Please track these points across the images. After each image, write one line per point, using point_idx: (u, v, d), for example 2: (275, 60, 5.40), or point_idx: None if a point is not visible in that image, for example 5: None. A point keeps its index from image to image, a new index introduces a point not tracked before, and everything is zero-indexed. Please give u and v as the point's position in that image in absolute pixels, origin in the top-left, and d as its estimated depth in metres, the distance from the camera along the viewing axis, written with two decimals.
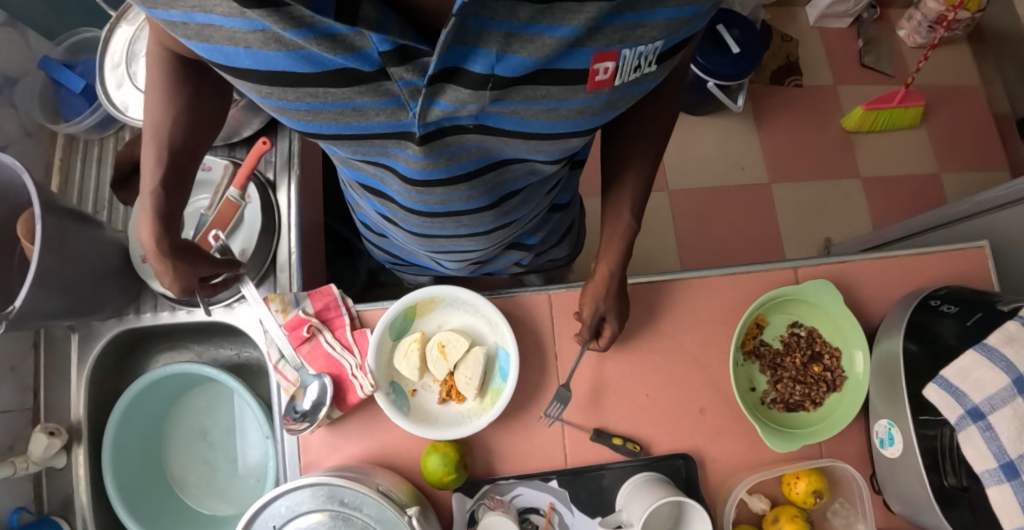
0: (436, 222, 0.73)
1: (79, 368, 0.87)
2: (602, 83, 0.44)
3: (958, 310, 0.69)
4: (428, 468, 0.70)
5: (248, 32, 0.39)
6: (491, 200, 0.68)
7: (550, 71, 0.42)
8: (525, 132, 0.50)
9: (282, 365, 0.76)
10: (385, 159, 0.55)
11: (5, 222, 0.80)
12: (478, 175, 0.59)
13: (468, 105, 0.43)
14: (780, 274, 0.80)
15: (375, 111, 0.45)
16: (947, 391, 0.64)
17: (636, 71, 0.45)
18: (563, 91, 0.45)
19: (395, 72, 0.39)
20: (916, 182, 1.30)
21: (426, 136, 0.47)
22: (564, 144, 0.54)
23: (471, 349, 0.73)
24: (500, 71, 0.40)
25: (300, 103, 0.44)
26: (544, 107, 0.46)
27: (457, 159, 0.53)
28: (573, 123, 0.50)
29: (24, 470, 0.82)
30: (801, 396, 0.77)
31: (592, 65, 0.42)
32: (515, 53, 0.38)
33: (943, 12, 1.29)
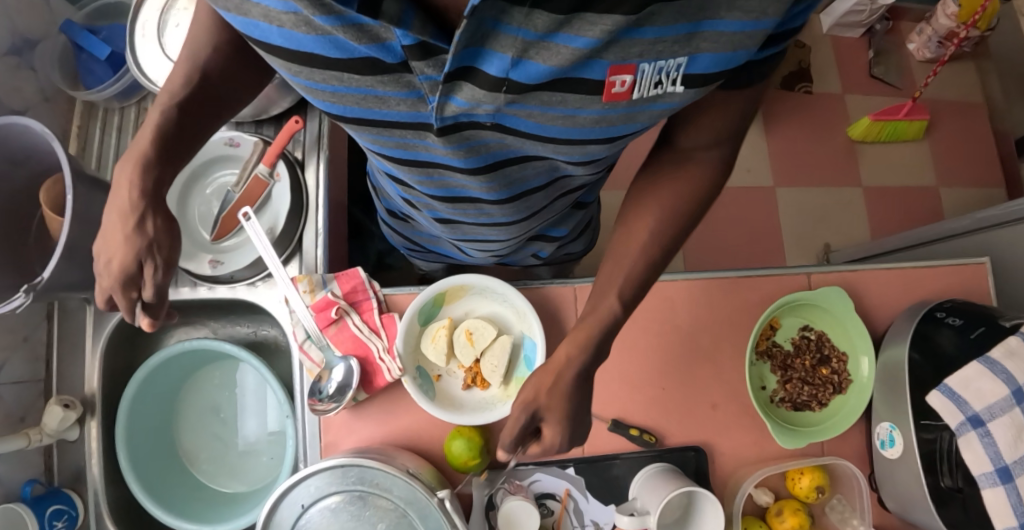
0: (459, 208, 0.73)
1: (94, 339, 0.87)
2: (619, 96, 0.42)
3: (961, 323, 0.73)
4: (452, 452, 0.73)
5: (282, 12, 0.39)
6: (511, 196, 0.66)
7: (567, 79, 0.40)
8: (547, 137, 0.47)
9: (307, 345, 0.77)
10: (404, 151, 0.53)
11: (26, 190, 0.79)
12: (500, 169, 0.56)
13: (484, 104, 0.41)
14: (794, 279, 0.83)
15: (397, 101, 0.44)
16: (949, 398, 0.67)
17: (657, 86, 0.42)
18: (579, 99, 0.42)
19: (417, 66, 0.38)
20: (914, 194, 1.35)
21: (443, 130, 0.45)
22: (584, 150, 0.51)
23: (498, 338, 0.76)
24: (516, 76, 0.38)
25: (325, 85, 0.44)
26: (560, 113, 0.44)
27: (475, 153, 0.51)
28: (592, 132, 0.47)
29: (37, 442, 0.82)
30: (809, 396, 0.80)
31: (608, 77, 0.40)
32: (531, 59, 0.37)
33: (954, 29, 1.30)
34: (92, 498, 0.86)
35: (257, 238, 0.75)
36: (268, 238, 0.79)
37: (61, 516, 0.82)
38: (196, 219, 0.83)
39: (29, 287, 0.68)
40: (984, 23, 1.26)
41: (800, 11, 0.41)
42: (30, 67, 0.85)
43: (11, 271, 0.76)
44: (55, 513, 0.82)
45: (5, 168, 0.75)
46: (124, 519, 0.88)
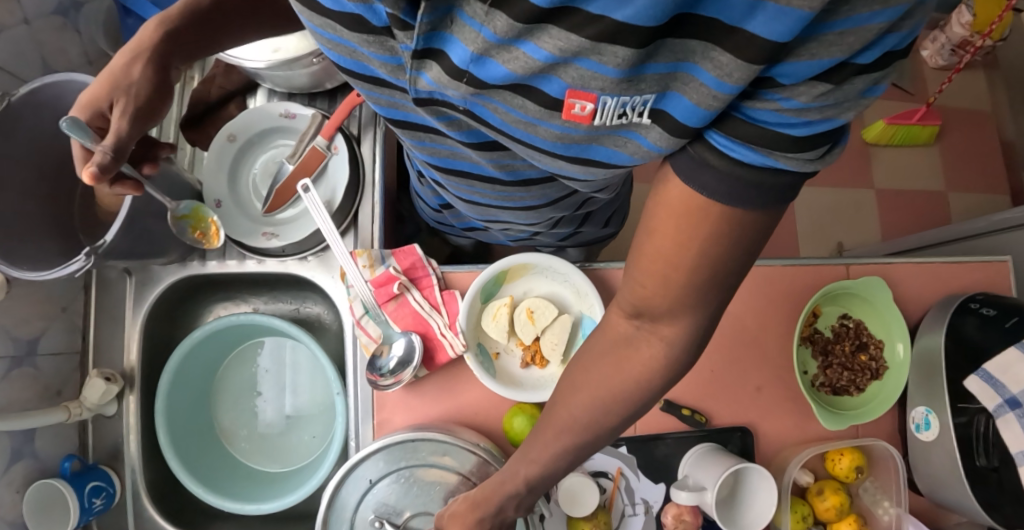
0: (459, 182, 0.65)
1: (135, 310, 0.83)
2: (579, 118, 0.39)
3: (995, 314, 0.74)
4: (514, 429, 0.75)
5: None
6: (512, 178, 0.60)
7: (525, 87, 0.38)
8: (515, 136, 0.45)
9: (364, 321, 0.78)
10: (395, 114, 0.51)
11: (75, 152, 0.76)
12: (492, 151, 0.53)
13: (448, 89, 0.40)
14: (835, 269, 0.86)
15: (378, 64, 0.43)
16: (987, 382, 0.71)
17: (621, 118, 0.39)
18: (538, 110, 0.40)
19: (398, 35, 0.37)
20: (925, 198, 1.40)
21: (420, 102, 0.44)
22: (555, 164, 0.48)
23: (559, 317, 0.78)
24: (476, 71, 0.37)
25: (319, 31, 0.43)
26: (520, 118, 0.41)
27: (460, 128, 0.49)
28: (555, 147, 0.44)
29: (77, 416, 0.78)
30: (847, 381, 0.83)
31: (566, 98, 0.38)
32: (492, 59, 0.36)
33: (967, 39, 1.36)
34: (129, 475, 0.81)
35: (315, 210, 0.76)
36: (328, 210, 0.79)
37: (99, 493, 0.78)
38: (247, 192, 0.82)
39: (92, 249, 0.65)
40: (999, 33, 1.33)
41: (799, 118, 0.33)
42: (76, 29, 0.83)
43: (58, 234, 0.72)
44: (94, 490, 0.77)
45: (56, 129, 0.72)
46: (161, 496, 0.84)
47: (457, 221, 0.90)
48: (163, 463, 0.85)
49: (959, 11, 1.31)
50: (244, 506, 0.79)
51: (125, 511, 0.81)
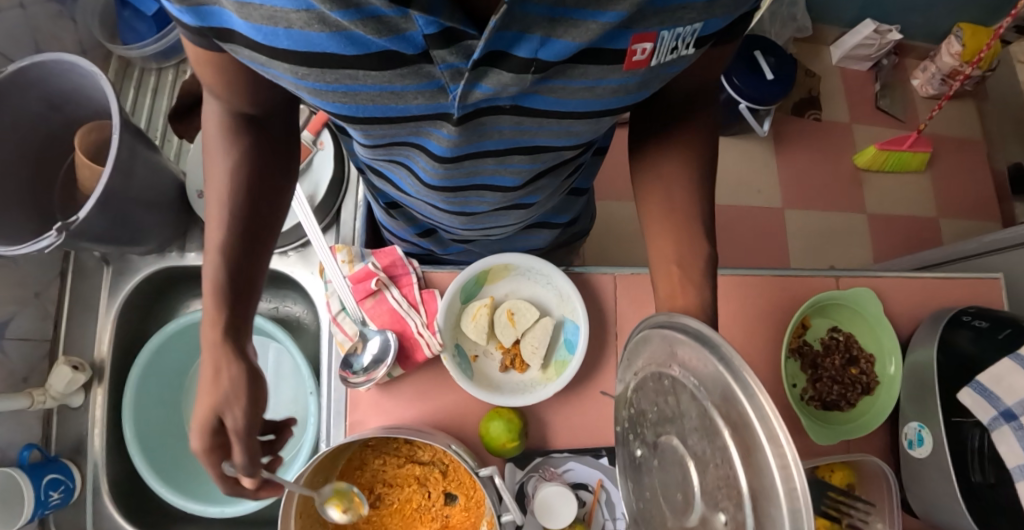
0: (458, 196, 0.64)
1: (109, 302, 0.80)
2: (638, 64, 0.44)
3: (988, 326, 0.72)
4: (489, 434, 0.72)
5: (292, 11, 0.36)
6: (504, 184, 0.62)
7: (592, 51, 0.41)
8: (561, 112, 0.49)
9: (341, 318, 0.76)
10: (416, 138, 0.51)
11: (59, 135, 0.75)
12: (510, 154, 0.55)
13: (509, 88, 0.41)
14: (824, 281, 0.85)
15: (414, 94, 0.42)
16: (980, 395, 0.68)
17: (673, 52, 0.44)
18: (600, 70, 0.44)
19: (438, 55, 0.37)
20: (916, 224, 1.41)
21: (462, 118, 0.45)
22: (597, 123, 0.53)
23: (541, 319, 0.77)
24: (544, 56, 0.39)
25: (339, 85, 0.41)
26: (581, 85, 0.45)
27: (487, 138, 0.51)
28: (608, 103, 0.48)
29: (40, 404, 0.74)
30: (838, 396, 0.79)
31: (630, 46, 0.41)
32: (559, 38, 0.38)
33: (956, 68, 1.39)
34: (91, 470, 0.77)
35: (297, 202, 0.74)
36: (311, 204, 0.78)
37: (57, 487, 0.73)
38: None
39: (64, 225, 0.62)
40: (987, 64, 1.35)
41: None
42: (71, 17, 0.83)
43: (33, 215, 0.71)
44: (51, 483, 0.73)
45: (41, 110, 0.71)
46: (124, 494, 0.80)
47: (439, 247, 0.85)
48: (127, 459, 0.82)
49: (949, 41, 1.37)
50: (207, 507, 0.76)
51: (83, 508, 0.77)
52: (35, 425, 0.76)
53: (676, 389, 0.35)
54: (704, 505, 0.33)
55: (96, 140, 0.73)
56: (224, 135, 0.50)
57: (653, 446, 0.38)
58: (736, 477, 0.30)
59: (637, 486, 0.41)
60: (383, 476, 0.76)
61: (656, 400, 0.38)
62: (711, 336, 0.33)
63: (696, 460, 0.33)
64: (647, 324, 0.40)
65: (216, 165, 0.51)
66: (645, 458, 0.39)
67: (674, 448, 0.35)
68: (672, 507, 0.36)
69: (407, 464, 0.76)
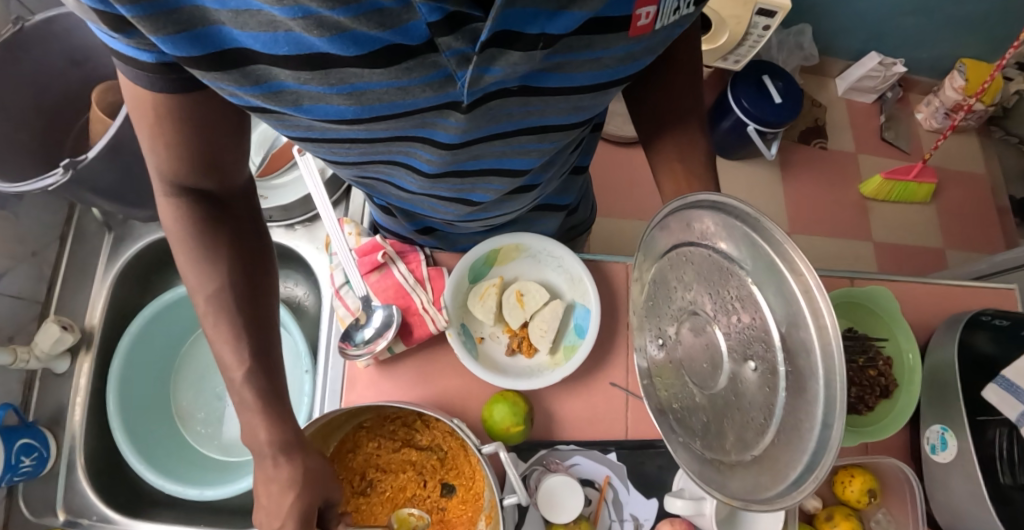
0: (465, 184, 0.63)
1: (108, 267, 0.86)
2: (643, 29, 0.47)
3: (1010, 324, 0.70)
4: (493, 418, 0.68)
5: (289, 19, 0.36)
6: (512, 167, 0.62)
7: (595, 19, 0.43)
8: (568, 89, 0.50)
9: (344, 291, 0.75)
10: (422, 132, 0.49)
11: (78, 92, 0.82)
12: (516, 135, 0.55)
13: (518, 67, 0.42)
14: (838, 281, 0.83)
15: (422, 88, 0.42)
16: (1007, 390, 0.66)
17: (674, 13, 0.48)
18: (607, 38, 0.46)
19: (443, 42, 0.37)
20: (921, 255, 1.41)
21: (472, 104, 0.45)
22: (603, 96, 0.55)
23: (550, 302, 0.75)
24: (552, 30, 0.41)
25: (344, 85, 0.41)
26: (588, 57, 0.47)
27: (497, 121, 0.51)
28: (615, 72, 0.51)
29: (23, 362, 0.78)
30: (857, 399, 0.75)
31: (635, 10, 0.44)
32: (565, 10, 0.40)
33: (959, 102, 1.44)
34: (68, 442, 0.80)
35: (308, 173, 0.73)
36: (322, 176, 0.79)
37: (30, 453, 0.75)
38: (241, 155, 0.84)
39: (70, 163, 0.67)
40: (990, 98, 1.39)
41: None
42: None
43: None
44: (24, 448, 0.75)
45: (64, 65, 0.79)
46: (99, 471, 0.82)
47: (446, 247, 0.79)
48: (107, 435, 0.84)
49: (952, 76, 1.42)
50: (187, 489, 0.78)
51: (55, 481, 0.79)
52: (16, 388, 0.79)
53: (702, 267, 0.51)
54: (733, 360, 0.48)
55: (112, 99, 0.78)
56: (195, 235, 0.53)
57: (679, 326, 0.53)
58: (765, 321, 0.45)
59: (671, 368, 0.55)
60: (377, 461, 0.72)
61: (680, 280, 0.53)
62: (731, 205, 0.47)
63: (722, 323, 0.48)
64: (659, 216, 0.55)
65: (205, 281, 0.55)
66: (671, 339, 0.55)
67: (701, 318, 0.50)
68: (700, 373, 0.51)
69: (402, 448, 0.72)
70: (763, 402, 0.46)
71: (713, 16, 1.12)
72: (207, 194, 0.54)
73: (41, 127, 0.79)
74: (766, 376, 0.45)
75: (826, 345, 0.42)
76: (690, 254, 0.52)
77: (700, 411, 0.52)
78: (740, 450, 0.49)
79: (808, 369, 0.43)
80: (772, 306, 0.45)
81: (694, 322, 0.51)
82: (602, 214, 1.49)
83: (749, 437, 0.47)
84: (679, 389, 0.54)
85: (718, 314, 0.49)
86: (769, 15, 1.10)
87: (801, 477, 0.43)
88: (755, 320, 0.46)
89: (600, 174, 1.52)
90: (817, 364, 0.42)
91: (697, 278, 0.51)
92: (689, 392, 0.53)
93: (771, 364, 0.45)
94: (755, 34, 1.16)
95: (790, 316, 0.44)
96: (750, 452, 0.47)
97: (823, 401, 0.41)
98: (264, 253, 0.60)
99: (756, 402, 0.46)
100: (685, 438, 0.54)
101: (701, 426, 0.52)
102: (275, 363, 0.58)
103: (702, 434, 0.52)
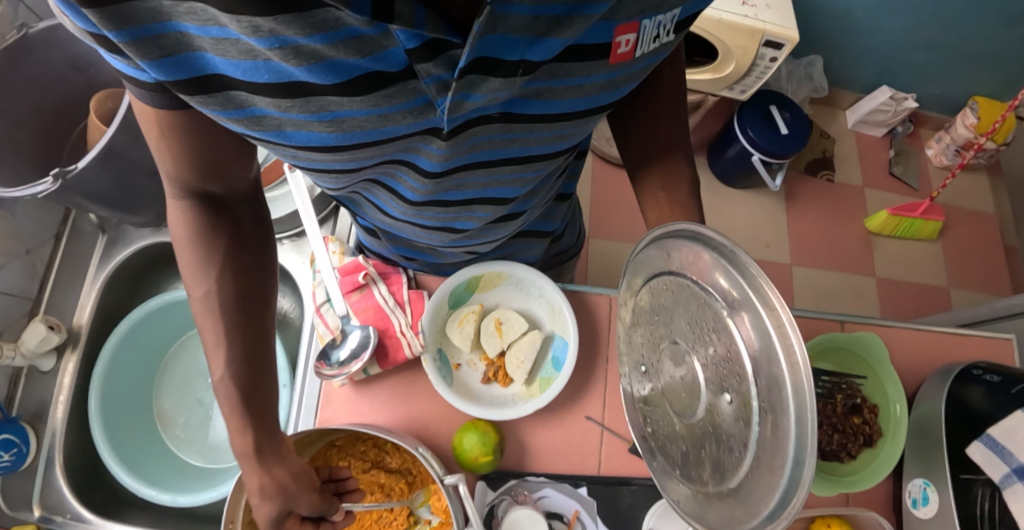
0: (449, 212, 0.62)
1: (98, 270, 0.87)
2: (623, 56, 0.46)
3: (999, 380, 0.68)
4: (462, 447, 0.67)
5: (268, 48, 0.34)
6: (500, 196, 0.61)
7: (575, 47, 0.43)
8: (548, 116, 0.50)
9: (325, 309, 0.75)
10: (406, 156, 0.49)
11: (79, 96, 0.84)
12: (499, 164, 0.55)
13: (499, 93, 0.41)
14: (828, 324, 0.80)
15: (402, 114, 0.41)
16: (992, 450, 0.64)
17: (654, 41, 0.47)
18: (587, 67, 0.45)
19: (422, 69, 0.36)
20: (925, 293, 1.38)
21: (452, 131, 0.44)
22: (584, 123, 0.54)
23: (528, 332, 0.74)
24: (532, 56, 0.39)
25: (325, 113, 0.40)
26: (569, 85, 0.47)
27: (478, 148, 0.50)
28: (596, 99, 0.50)
29: (10, 358, 0.78)
30: (837, 445, 0.73)
31: (614, 38, 0.44)
32: (548, 37, 0.38)
33: (971, 140, 1.42)
34: (48, 438, 0.81)
35: (297, 191, 0.73)
36: (308, 193, 0.80)
37: (9, 448, 0.76)
38: None
39: (60, 171, 0.68)
40: (1001, 137, 1.36)
41: None
42: None
43: None
44: (4, 444, 0.76)
45: (65, 70, 0.80)
46: (78, 471, 0.83)
47: (430, 271, 0.79)
48: (88, 434, 0.85)
49: (964, 113, 1.40)
50: (160, 494, 0.78)
51: (33, 477, 0.79)
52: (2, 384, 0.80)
53: (681, 298, 0.50)
54: (711, 391, 0.47)
55: (111, 106, 0.80)
56: (194, 238, 0.51)
57: (660, 355, 0.52)
58: (739, 355, 0.44)
59: (654, 395, 0.55)
60: None
61: (659, 309, 0.53)
62: (708, 235, 0.46)
63: (700, 355, 0.48)
64: (643, 243, 0.55)
65: (198, 283, 0.53)
66: (653, 367, 0.54)
67: (681, 348, 0.50)
68: (680, 402, 0.50)
69: (372, 469, 0.72)
70: (739, 434, 0.45)
71: (720, 46, 1.11)
72: (216, 197, 0.51)
73: (41, 129, 0.80)
74: (740, 408, 0.44)
75: (797, 383, 0.40)
76: (667, 283, 0.52)
77: (679, 441, 0.51)
78: (718, 480, 0.47)
79: (779, 404, 0.41)
80: (749, 340, 0.44)
81: (673, 352, 0.50)
82: (602, 236, 1.47)
83: (723, 467, 0.47)
84: (658, 415, 0.54)
85: (694, 346, 0.48)
86: (777, 47, 1.09)
87: (773, 512, 0.42)
88: (730, 353, 0.45)
89: (602, 194, 1.51)
90: (788, 401, 0.40)
91: (676, 308, 0.51)
92: (668, 419, 0.53)
93: (745, 397, 0.44)
94: (762, 66, 1.15)
95: (764, 345, 0.42)
96: (726, 483, 0.46)
97: (793, 438, 0.40)
98: (266, 265, 0.58)
99: (734, 438, 0.45)
100: (665, 465, 0.53)
101: (680, 457, 0.51)
102: (269, 383, 0.57)
103: (679, 465, 0.51)
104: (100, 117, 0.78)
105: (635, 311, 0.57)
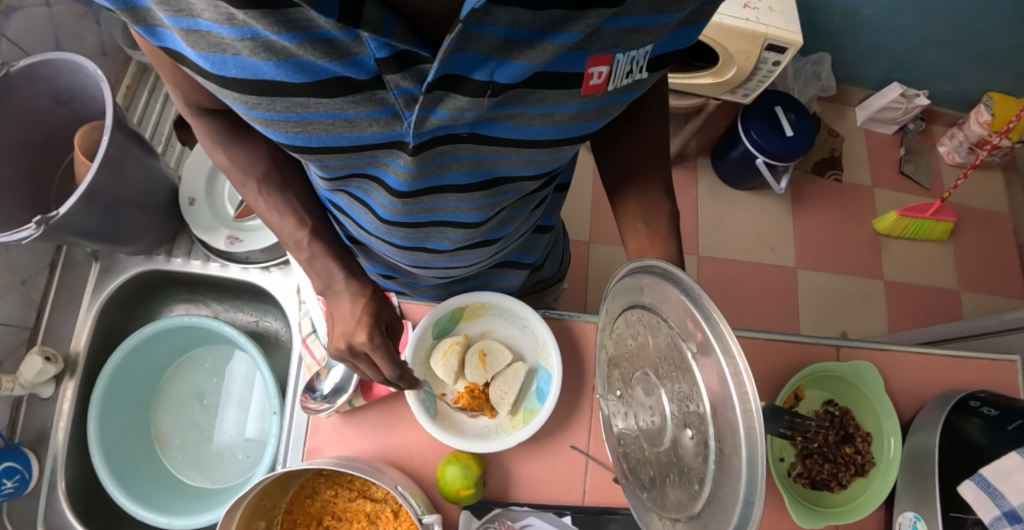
0: (418, 232, 0.60)
1: (91, 299, 0.87)
2: (595, 88, 0.42)
3: (997, 414, 0.66)
4: (446, 479, 0.68)
5: (237, 39, 0.34)
6: (478, 218, 0.59)
7: (546, 75, 0.38)
8: (520, 141, 0.46)
9: (311, 340, 0.77)
10: (374, 169, 0.48)
11: (65, 128, 0.84)
12: (468, 190, 0.52)
13: (466, 114, 0.37)
14: (823, 349, 0.78)
15: (368, 122, 0.39)
16: (984, 491, 0.62)
17: (628, 76, 0.42)
18: (558, 95, 0.41)
19: (391, 79, 0.34)
20: (934, 296, 1.35)
21: (418, 148, 0.41)
22: (559, 151, 0.50)
23: (512, 365, 0.75)
24: (500, 78, 0.35)
25: (289, 114, 0.39)
26: (538, 112, 0.42)
27: (446, 169, 0.47)
28: (569, 129, 0.46)
29: (9, 389, 0.80)
30: (828, 475, 0.73)
31: (586, 68, 0.39)
32: (514, 59, 0.34)
33: (985, 137, 1.40)
34: (49, 462, 0.83)
35: None
36: None
37: (12, 475, 0.78)
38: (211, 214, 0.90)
39: (42, 218, 0.68)
40: (1017, 135, 1.35)
41: None
42: (95, 20, 0.95)
43: None
44: (6, 471, 0.78)
45: (50, 105, 0.80)
46: (78, 493, 0.85)
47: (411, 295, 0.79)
48: (87, 456, 0.87)
49: (978, 110, 1.39)
50: (157, 517, 0.79)
51: (36, 499, 0.82)
52: (3, 411, 0.82)
53: (652, 332, 0.45)
54: (675, 424, 0.42)
55: (94, 138, 0.80)
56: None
57: (632, 385, 0.48)
58: (700, 394, 0.39)
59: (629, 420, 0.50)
60: (333, 508, 0.74)
61: (632, 339, 0.48)
62: (677, 274, 0.40)
63: (668, 388, 0.43)
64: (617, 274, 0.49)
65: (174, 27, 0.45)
66: (627, 395, 0.50)
67: (651, 380, 0.45)
68: (649, 432, 0.46)
69: (358, 498, 0.73)
70: (698, 469, 0.40)
71: (721, 51, 1.08)
72: None
73: (32, 164, 0.81)
74: (700, 446, 0.39)
75: (749, 429, 0.35)
76: (638, 316, 0.47)
77: (648, 466, 0.47)
78: (680, 510, 0.43)
79: (734, 445, 0.36)
80: (710, 380, 0.38)
81: (644, 383, 0.46)
82: (601, 241, 1.46)
83: (686, 500, 0.42)
84: (631, 442, 0.50)
85: (663, 379, 0.43)
86: (780, 50, 1.05)
87: None
88: (692, 391, 0.40)
89: (601, 197, 1.50)
90: (740, 443, 0.36)
91: (648, 340, 0.45)
92: (640, 444, 0.48)
93: (705, 435, 0.39)
94: (765, 70, 1.11)
95: (720, 392, 0.37)
96: (687, 514, 0.41)
97: (743, 479, 0.35)
98: None
99: (696, 472, 0.40)
100: (638, 488, 0.49)
101: (648, 482, 0.47)
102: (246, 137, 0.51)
103: (648, 489, 0.47)
104: (85, 152, 0.78)
105: (610, 339, 0.53)
